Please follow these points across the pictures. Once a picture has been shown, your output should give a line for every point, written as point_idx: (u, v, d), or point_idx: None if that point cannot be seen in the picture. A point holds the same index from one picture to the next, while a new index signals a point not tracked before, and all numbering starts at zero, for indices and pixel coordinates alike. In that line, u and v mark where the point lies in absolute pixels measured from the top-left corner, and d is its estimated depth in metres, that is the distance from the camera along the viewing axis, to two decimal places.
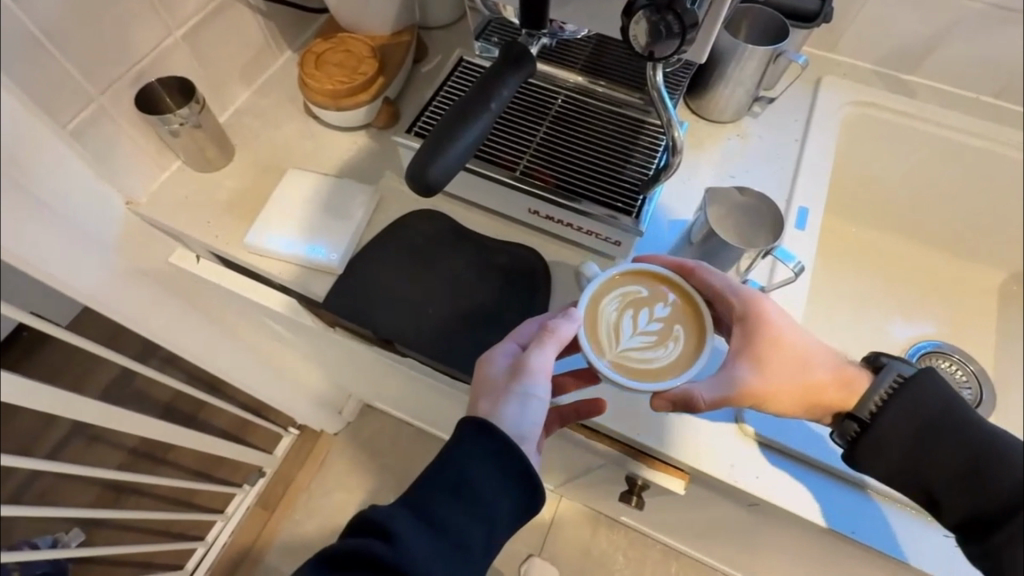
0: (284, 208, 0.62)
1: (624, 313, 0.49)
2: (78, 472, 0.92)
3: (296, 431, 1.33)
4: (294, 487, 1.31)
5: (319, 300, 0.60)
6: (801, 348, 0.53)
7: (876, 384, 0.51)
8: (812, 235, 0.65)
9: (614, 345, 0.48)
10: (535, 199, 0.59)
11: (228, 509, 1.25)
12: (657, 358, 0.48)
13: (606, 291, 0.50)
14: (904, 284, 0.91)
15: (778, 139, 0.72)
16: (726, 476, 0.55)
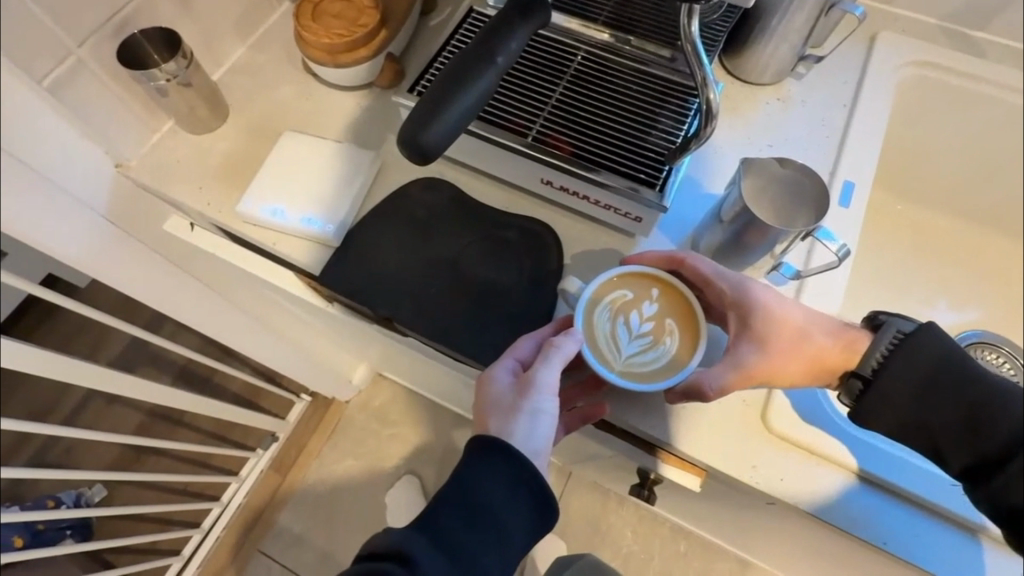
0: (282, 174, 0.58)
1: (618, 323, 0.46)
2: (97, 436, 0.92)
3: (308, 397, 1.32)
4: (308, 453, 1.32)
5: (315, 273, 0.56)
6: (797, 316, 0.48)
7: (875, 342, 0.46)
8: (857, 213, 0.58)
9: (618, 355, 0.45)
10: (549, 168, 0.54)
11: (242, 472, 1.26)
12: (662, 356, 0.46)
13: (593, 304, 0.47)
14: (952, 266, 0.83)
15: (823, 103, 0.64)
16: (748, 480, 0.51)
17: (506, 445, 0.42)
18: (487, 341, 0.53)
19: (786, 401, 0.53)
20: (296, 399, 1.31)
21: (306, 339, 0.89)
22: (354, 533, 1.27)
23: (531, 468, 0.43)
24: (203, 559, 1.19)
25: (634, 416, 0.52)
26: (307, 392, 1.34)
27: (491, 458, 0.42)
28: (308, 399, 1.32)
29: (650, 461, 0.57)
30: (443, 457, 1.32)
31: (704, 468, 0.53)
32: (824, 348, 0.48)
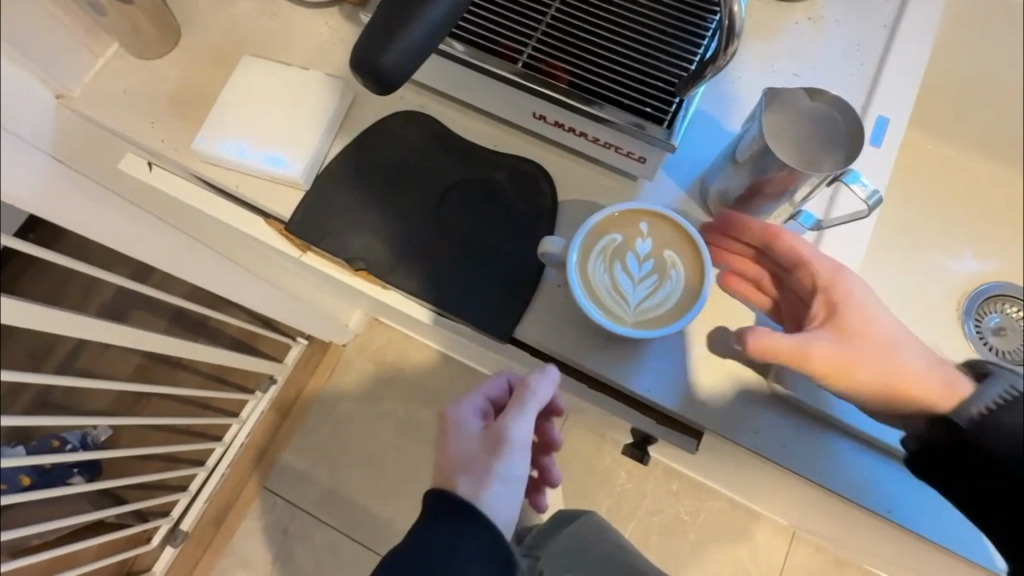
0: (244, 106, 0.51)
1: (615, 272, 0.41)
2: (95, 384, 0.91)
3: (305, 341, 1.31)
4: (306, 394, 1.33)
5: (285, 219, 0.51)
6: (890, 328, 0.43)
7: (982, 392, 0.40)
8: (888, 155, 0.52)
9: (625, 305, 0.41)
10: (543, 101, 0.47)
11: (242, 413, 1.27)
12: (671, 295, 0.41)
13: (584, 256, 0.42)
14: (978, 212, 0.78)
15: (860, 23, 0.56)
16: (748, 446, 0.47)
17: (480, 509, 0.38)
18: (474, 296, 0.49)
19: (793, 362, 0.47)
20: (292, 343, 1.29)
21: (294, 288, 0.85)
22: (357, 473, 1.30)
23: (502, 540, 0.39)
24: (210, 495, 1.23)
25: (632, 374, 0.47)
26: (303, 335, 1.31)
27: (459, 522, 0.38)
28: (305, 342, 1.31)
29: (649, 425, 0.52)
30: (442, 401, 1.33)
31: (700, 432, 0.49)
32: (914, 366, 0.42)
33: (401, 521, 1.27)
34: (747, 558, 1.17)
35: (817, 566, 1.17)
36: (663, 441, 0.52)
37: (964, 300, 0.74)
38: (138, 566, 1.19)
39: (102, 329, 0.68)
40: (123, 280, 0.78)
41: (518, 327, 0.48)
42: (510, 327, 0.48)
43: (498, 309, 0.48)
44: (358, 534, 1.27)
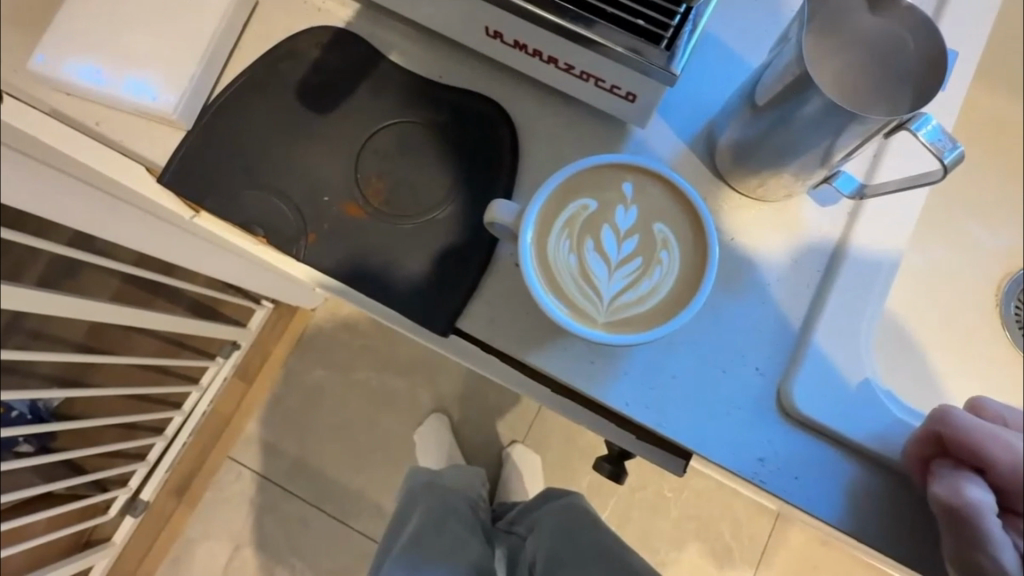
0: (108, 14, 0.38)
1: (585, 253, 0.30)
2: (44, 356, 0.74)
3: (270, 304, 1.17)
4: (273, 360, 1.23)
5: (161, 169, 0.39)
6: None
7: None
8: (956, 96, 0.39)
9: (598, 300, 0.30)
10: (499, 11, 0.34)
11: (203, 380, 1.13)
12: (659, 287, 0.30)
13: (542, 229, 0.30)
14: None
15: None
16: (748, 476, 0.35)
17: None
18: (414, 277, 0.37)
19: (851, 288, 0.36)
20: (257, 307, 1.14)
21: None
22: (327, 447, 1.22)
23: None
24: (170, 464, 1.13)
25: (604, 385, 0.36)
26: (268, 299, 1.17)
27: None
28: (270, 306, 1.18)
29: (623, 436, 0.41)
30: (417, 373, 1.23)
31: (689, 453, 0.38)
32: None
33: (376, 497, 1.20)
34: (733, 539, 1.12)
35: (806, 548, 1.12)
36: (641, 458, 0.42)
37: (1004, 282, 0.64)
38: (97, 537, 1.08)
39: (29, 297, 0.55)
40: (59, 248, 0.65)
41: (464, 316, 0.37)
42: (453, 317, 0.37)
43: (440, 294, 0.37)
44: (330, 508, 1.20)
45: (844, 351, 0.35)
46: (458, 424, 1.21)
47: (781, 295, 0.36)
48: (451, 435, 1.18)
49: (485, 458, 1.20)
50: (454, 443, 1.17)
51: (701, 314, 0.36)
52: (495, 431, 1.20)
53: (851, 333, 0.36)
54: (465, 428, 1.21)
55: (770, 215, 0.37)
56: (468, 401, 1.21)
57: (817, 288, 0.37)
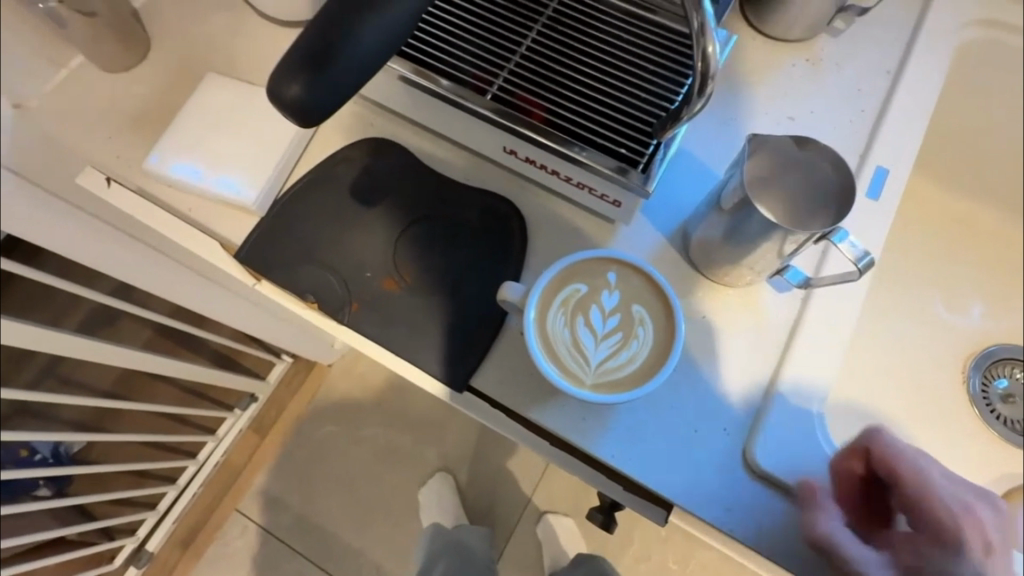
0: (206, 127, 0.49)
1: (577, 326, 0.38)
2: (66, 402, 0.81)
3: (289, 359, 1.25)
4: (287, 415, 1.28)
5: (238, 245, 0.48)
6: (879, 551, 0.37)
7: None
8: (886, 208, 0.48)
9: (585, 365, 0.37)
10: (515, 137, 0.43)
11: (220, 430, 1.20)
12: (636, 355, 0.37)
13: (543, 308, 0.38)
14: (988, 265, 0.74)
15: (862, 69, 0.53)
16: (717, 524, 0.40)
17: None
18: (435, 342, 0.45)
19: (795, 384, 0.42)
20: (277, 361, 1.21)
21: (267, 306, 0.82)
22: (334, 503, 1.24)
23: None
24: (179, 514, 1.17)
25: (592, 438, 0.42)
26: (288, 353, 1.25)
27: None
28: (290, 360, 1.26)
29: (611, 488, 0.47)
30: (427, 431, 1.27)
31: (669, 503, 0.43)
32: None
33: (379, 556, 1.21)
34: None
35: None
36: (629, 509, 0.46)
37: (970, 359, 0.70)
38: None
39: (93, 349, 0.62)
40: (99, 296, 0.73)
41: (476, 376, 0.44)
42: (465, 378, 0.44)
43: (457, 356, 0.44)
44: (333, 565, 1.21)
45: (798, 415, 0.42)
46: (461, 482, 1.23)
47: (745, 365, 0.43)
48: (455, 497, 1.20)
49: (489, 519, 1.21)
50: (458, 506, 1.19)
51: (676, 380, 0.43)
52: (500, 492, 1.23)
53: (804, 399, 0.42)
54: (470, 488, 1.23)
55: (735, 298, 0.45)
56: (474, 461, 1.25)
57: (776, 360, 0.43)
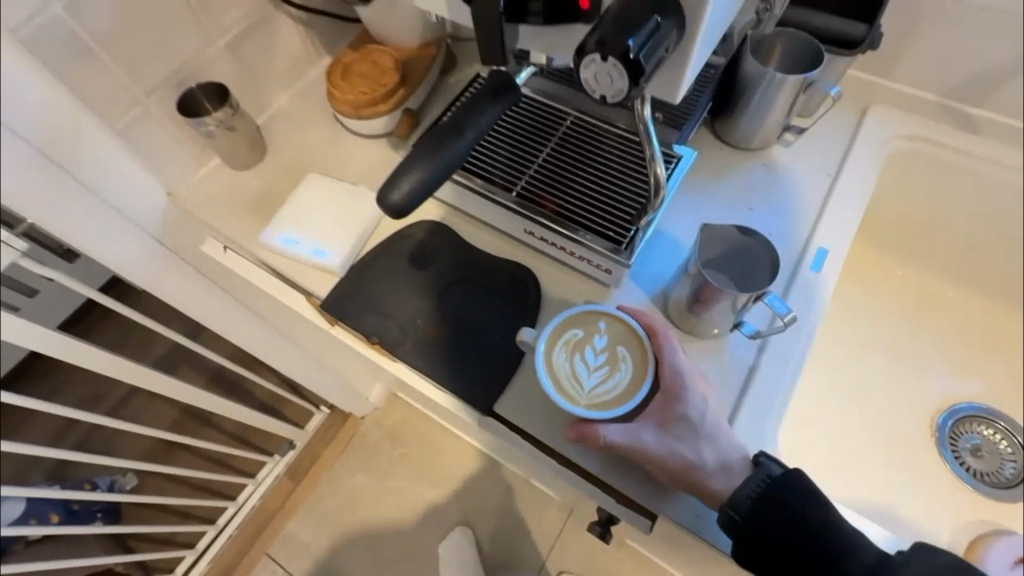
0: (304, 211, 0.66)
1: (575, 360, 0.50)
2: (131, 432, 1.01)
3: (326, 410, 1.39)
4: (319, 465, 1.39)
5: (321, 297, 0.64)
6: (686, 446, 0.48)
7: (745, 482, 0.48)
8: (826, 279, 0.61)
9: (580, 389, 0.49)
10: (531, 222, 0.58)
11: (260, 475, 1.36)
12: (620, 383, 0.49)
13: (549, 347, 0.50)
14: (951, 336, 0.84)
15: (808, 172, 0.67)
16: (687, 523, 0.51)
17: None
18: (466, 373, 0.58)
19: (750, 414, 0.54)
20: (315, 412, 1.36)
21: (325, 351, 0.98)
22: (359, 550, 1.32)
23: None
24: (214, 554, 1.30)
25: (588, 456, 0.53)
26: (326, 405, 1.39)
27: None
28: (326, 412, 1.39)
29: (607, 503, 0.56)
30: (450, 485, 1.35)
31: (654, 514, 0.53)
32: (737, 467, 0.49)
33: None
34: None
35: None
36: (621, 520, 0.56)
37: (938, 416, 0.79)
38: None
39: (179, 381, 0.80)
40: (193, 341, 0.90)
41: (499, 404, 0.57)
42: (488, 402, 0.56)
43: (484, 386, 0.57)
44: None
45: (751, 439, 0.53)
46: (479, 533, 1.30)
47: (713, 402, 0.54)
48: (473, 550, 1.26)
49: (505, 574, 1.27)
50: (476, 559, 1.25)
51: None
52: (516, 547, 1.28)
53: (758, 427, 0.54)
54: (487, 542, 1.29)
55: (706, 346, 0.56)
56: (492, 516, 1.31)
57: (738, 395, 0.55)
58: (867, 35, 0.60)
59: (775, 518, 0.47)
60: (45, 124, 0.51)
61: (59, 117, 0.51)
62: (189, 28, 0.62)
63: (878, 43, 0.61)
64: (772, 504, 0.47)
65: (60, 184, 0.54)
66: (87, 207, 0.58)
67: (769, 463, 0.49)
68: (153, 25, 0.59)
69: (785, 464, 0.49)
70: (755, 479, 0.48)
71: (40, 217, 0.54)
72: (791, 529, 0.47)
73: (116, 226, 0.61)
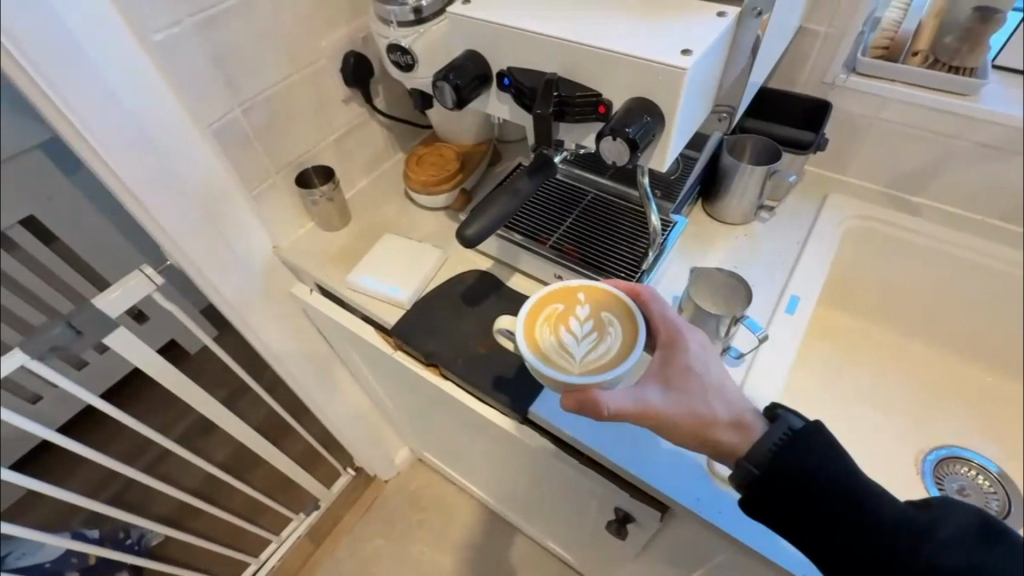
0: (380, 260, 0.84)
1: (561, 333, 0.56)
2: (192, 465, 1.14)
3: (353, 472, 1.65)
4: (341, 526, 1.63)
5: (390, 326, 0.80)
6: (695, 401, 0.55)
7: (766, 436, 0.54)
8: (800, 319, 0.75)
9: (572, 359, 0.54)
10: (561, 266, 0.75)
11: (283, 534, 1.54)
12: (607, 347, 0.55)
13: (535, 329, 0.57)
14: (919, 390, 0.96)
15: (780, 240, 0.84)
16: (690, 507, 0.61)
17: None
18: (506, 384, 0.71)
19: None
20: (342, 473, 1.63)
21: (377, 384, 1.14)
22: None
23: None
24: None
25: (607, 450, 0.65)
26: (352, 467, 1.66)
27: None
28: (352, 473, 1.65)
29: (624, 497, 0.68)
30: None
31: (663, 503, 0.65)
32: (745, 420, 0.56)
33: None
34: None
35: None
36: (633, 511, 0.68)
37: (920, 459, 0.90)
38: None
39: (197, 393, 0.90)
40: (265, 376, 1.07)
41: (532, 409, 0.70)
42: (524, 406, 0.69)
43: (520, 394, 0.70)
44: None
45: None
46: None
47: None
48: None
49: None
50: None
51: None
52: None
53: None
54: None
55: None
56: None
57: None
58: (815, 140, 0.81)
59: (798, 470, 0.52)
60: (207, 188, 0.74)
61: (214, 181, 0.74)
62: (312, 128, 0.86)
63: (824, 145, 0.81)
64: (796, 459, 0.52)
65: (210, 229, 0.76)
66: (220, 249, 0.79)
67: (790, 417, 0.55)
68: (289, 124, 0.82)
69: (808, 419, 0.54)
70: (776, 434, 0.53)
71: (193, 254, 0.75)
72: (817, 483, 0.51)
73: (234, 265, 0.82)
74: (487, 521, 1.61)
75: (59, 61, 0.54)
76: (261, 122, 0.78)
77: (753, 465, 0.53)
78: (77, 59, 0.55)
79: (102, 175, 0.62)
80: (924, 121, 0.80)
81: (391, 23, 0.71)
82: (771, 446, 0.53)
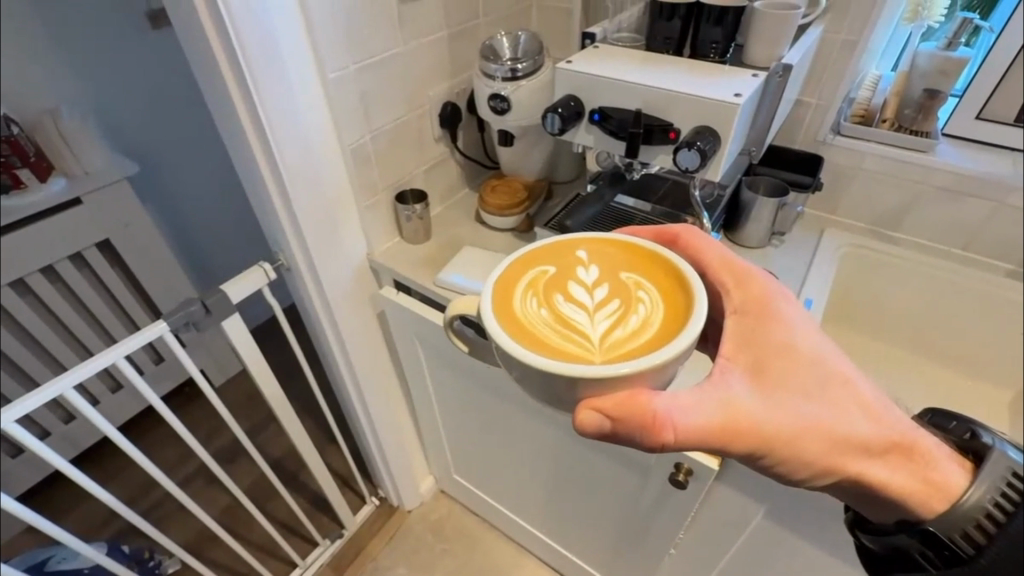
0: (464, 263, 1.01)
1: (557, 304, 0.54)
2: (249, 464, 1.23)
3: (378, 499, 1.69)
4: (364, 553, 1.61)
5: None
6: (828, 414, 0.56)
7: (985, 477, 0.53)
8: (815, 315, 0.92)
9: (588, 337, 0.51)
10: None
11: (307, 559, 1.55)
12: (619, 310, 0.53)
13: (516, 295, 0.54)
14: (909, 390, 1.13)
15: (791, 259, 1.04)
16: None
17: None
18: None
19: None
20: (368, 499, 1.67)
21: (430, 391, 1.25)
22: None
23: None
24: None
25: None
26: (377, 496, 1.70)
27: None
28: (377, 501, 1.69)
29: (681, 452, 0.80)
30: None
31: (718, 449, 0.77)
32: (895, 440, 0.57)
33: None
34: None
35: None
36: (688, 461, 0.79)
37: None
38: None
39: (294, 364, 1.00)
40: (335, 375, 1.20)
41: None
42: None
43: None
44: None
45: None
46: None
47: None
48: None
49: None
50: None
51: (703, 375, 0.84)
52: None
53: None
54: None
55: None
56: None
57: None
58: (813, 181, 1.03)
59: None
60: (334, 191, 0.92)
61: (340, 186, 0.93)
62: (412, 156, 1.05)
63: (820, 186, 1.04)
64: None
65: (329, 224, 0.94)
66: (332, 241, 0.96)
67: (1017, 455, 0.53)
68: (396, 152, 1.01)
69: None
70: (996, 478, 0.52)
71: (314, 242, 0.92)
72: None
73: (339, 260, 1.00)
74: (509, 551, 1.62)
75: (270, 81, 0.74)
76: (380, 147, 0.97)
77: (973, 522, 0.52)
78: (280, 77, 0.75)
79: (275, 166, 0.81)
80: (898, 169, 1.03)
81: (495, 77, 0.93)
82: (993, 498, 0.52)
